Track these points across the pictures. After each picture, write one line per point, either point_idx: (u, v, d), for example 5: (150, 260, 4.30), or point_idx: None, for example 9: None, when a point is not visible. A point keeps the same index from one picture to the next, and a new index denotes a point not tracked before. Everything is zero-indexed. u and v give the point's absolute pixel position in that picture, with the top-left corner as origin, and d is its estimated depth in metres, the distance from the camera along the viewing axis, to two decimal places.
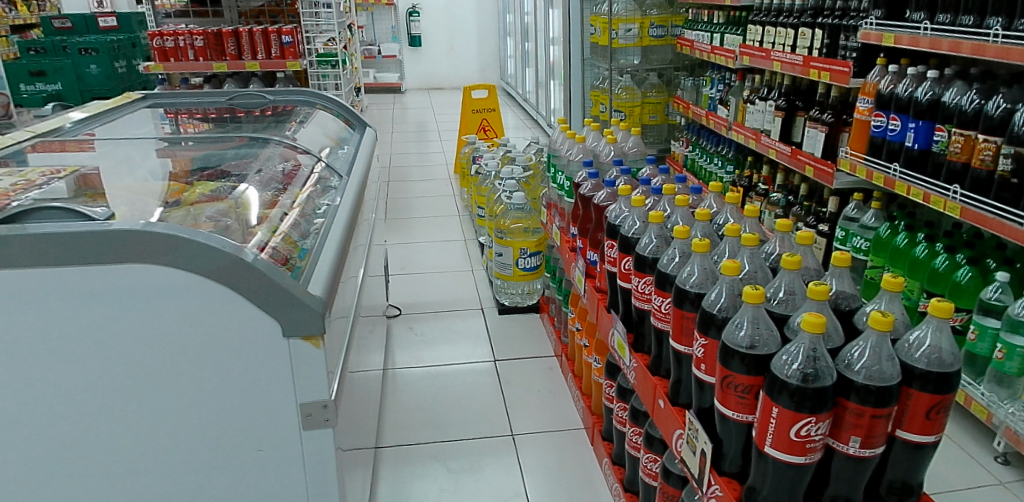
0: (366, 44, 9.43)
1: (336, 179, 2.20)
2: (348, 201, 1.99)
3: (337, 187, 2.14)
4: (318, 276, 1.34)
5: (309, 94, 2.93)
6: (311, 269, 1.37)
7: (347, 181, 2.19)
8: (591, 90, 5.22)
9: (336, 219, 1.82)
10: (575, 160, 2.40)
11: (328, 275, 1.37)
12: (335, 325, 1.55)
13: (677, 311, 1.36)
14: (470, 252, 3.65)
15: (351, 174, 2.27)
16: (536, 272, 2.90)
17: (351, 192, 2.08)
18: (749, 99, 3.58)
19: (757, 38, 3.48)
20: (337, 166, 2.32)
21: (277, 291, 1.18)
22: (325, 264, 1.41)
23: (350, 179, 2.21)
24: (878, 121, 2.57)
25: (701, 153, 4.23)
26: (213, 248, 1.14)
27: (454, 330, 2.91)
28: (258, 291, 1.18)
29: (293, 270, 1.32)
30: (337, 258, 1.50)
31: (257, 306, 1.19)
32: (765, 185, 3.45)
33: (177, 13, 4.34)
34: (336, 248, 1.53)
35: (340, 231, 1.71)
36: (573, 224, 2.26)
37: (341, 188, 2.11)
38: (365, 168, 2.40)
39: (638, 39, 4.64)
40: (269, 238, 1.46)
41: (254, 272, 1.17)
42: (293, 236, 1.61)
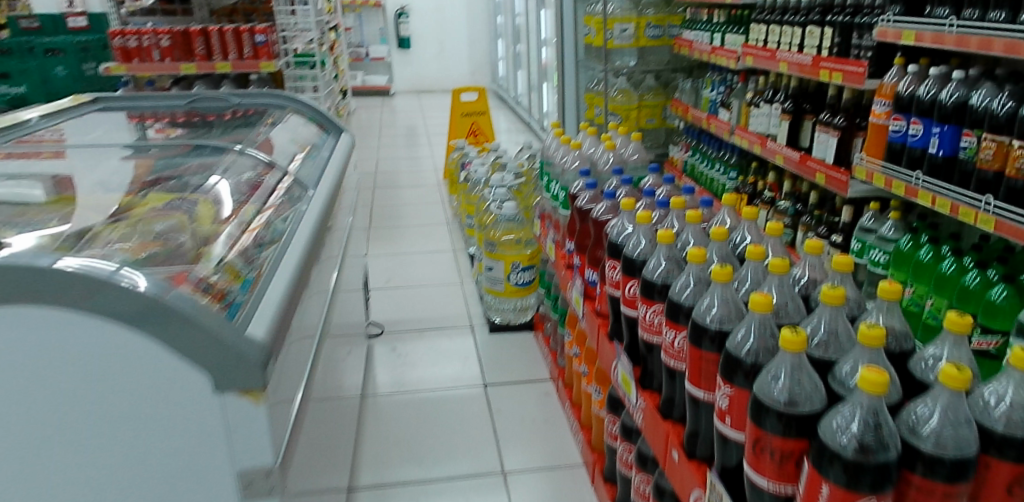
0: (354, 46, 9.21)
1: (303, 190, 1.99)
2: (315, 216, 1.79)
3: (304, 199, 1.93)
4: (261, 314, 1.12)
5: (281, 97, 2.69)
6: (255, 305, 1.15)
7: (316, 193, 1.98)
8: (585, 92, 5.03)
9: (298, 239, 1.61)
10: (570, 169, 2.19)
11: (276, 310, 1.16)
12: (287, 368, 1.33)
13: (695, 351, 1.16)
14: (460, 264, 3.45)
15: (322, 184, 2.06)
16: (530, 288, 2.69)
17: (320, 206, 1.87)
18: (753, 102, 3.40)
19: (760, 38, 3.30)
20: (307, 178, 2.10)
21: (208, 338, 0.98)
22: (272, 298, 1.19)
23: (319, 190, 2.00)
24: (896, 125, 2.39)
25: (703, 158, 4.03)
26: (128, 288, 0.95)
27: (440, 350, 2.70)
28: (183, 337, 0.97)
29: (231, 309, 1.10)
30: (292, 287, 1.29)
31: (185, 356, 0.98)
32: (772, 192, 3.27)
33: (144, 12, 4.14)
34: (289, 278, 1.31)
35: (300, 253, 1.51)
36: (569, 238, 2.05)
37: (308, 202, 1.91)
38: (336, 178, 2.18)
39: (634, 39, 4.46)
40: (208, 270, 1.25)
41: (178, 315, 0.96)
42: (238, 263, 1.40)
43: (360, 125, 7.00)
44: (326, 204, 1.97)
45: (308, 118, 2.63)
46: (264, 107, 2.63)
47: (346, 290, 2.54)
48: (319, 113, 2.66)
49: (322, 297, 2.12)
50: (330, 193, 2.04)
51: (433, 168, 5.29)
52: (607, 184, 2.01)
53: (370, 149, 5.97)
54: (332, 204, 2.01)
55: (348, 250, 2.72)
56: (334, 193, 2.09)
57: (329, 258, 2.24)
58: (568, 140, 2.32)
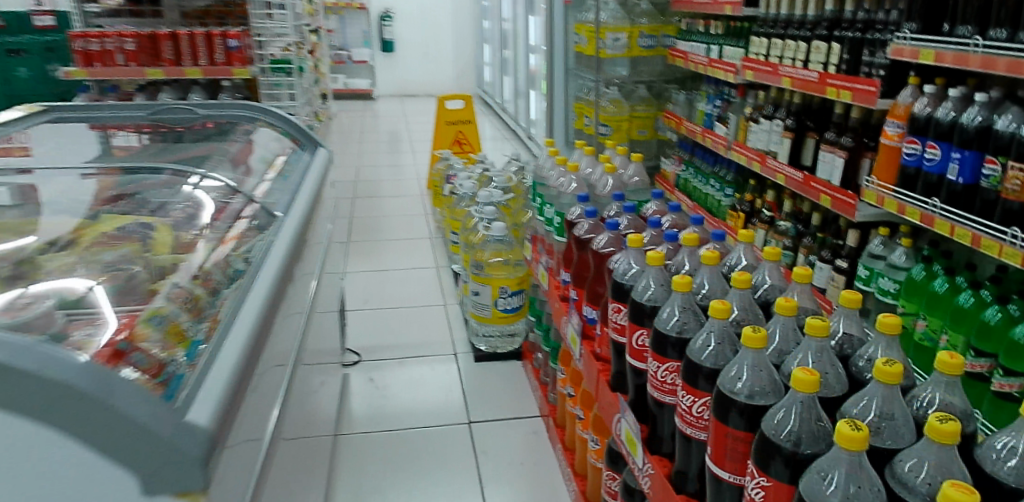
0: (335, 48, 9.00)
1: (272, 218, 1.81)
2: (284, 253, 1.62)
3: (273, 229, 1.76)
4: (208, 392, 0.98)
5: (253, 108, 2.49)
6: (197, 387, 0.99)
7: (286, 222, 1.80)
8: (575, 102, 4.89)
9: (261, 281, 1.44)
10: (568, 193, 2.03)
11: (223, 392, 1.00)
12: (237, 449, 1.17)
13: (719, 426, 1.02)
14: (443, 282, 3.28)
15: (292, 211, 1.89)
16: (519, 313, 2.52)
17: (289, 239, 1.70)
18: (752, 117, 3.27)
19: (762, 51, 3.17)
20: (275, 205, 1.92)
21: (133, 430, 0.82)
22: (222, 372, 1.05)
23: (289, 218, 1.83)
24: (911, 148, 2.26)
25: (697, 172, 3.89)
26: (39, 373, 0.79)
27: (422, 380, 2.52)
28: (104, 430, 0.82)
29: (170, 389, 0.95)
30: (245, 358, 1.13)
31: (128, 456, 0.83)
32: (771, 212, 3.14)
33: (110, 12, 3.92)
34: (244, 343, 1.15)
35: (260, 304, 1.34)
36: (565, 269, 1.89)
37: (278, 233, 1.73)
38: (308, 201, 2.01)
39: (627, 49, 4.32)
40: (150, 337, 1.11)
41: (97, 407, 0.81)
42: (182, 320, 1.24)
43: (340, 129, 6.80)
44: (296, 234, 1.80)
45: (283, 132, 2.44)
46: (235, 117, 2.43)
47: (322, 314, 2.35)
48: (295, 127, 2.47)
49: (295, 325, 1.95)
50: (302, 221, 1.87)
51: (417, 177, 5.11)
52: (606, 212, 1.85)
53: (351, 155, 5.77)
54: (304, 232, 1.84)
55: (326, 269, 2.54)
56: (306, 219, 1.92)
57: (302, 285, 2.06)
58: (564, 161, 2.17)
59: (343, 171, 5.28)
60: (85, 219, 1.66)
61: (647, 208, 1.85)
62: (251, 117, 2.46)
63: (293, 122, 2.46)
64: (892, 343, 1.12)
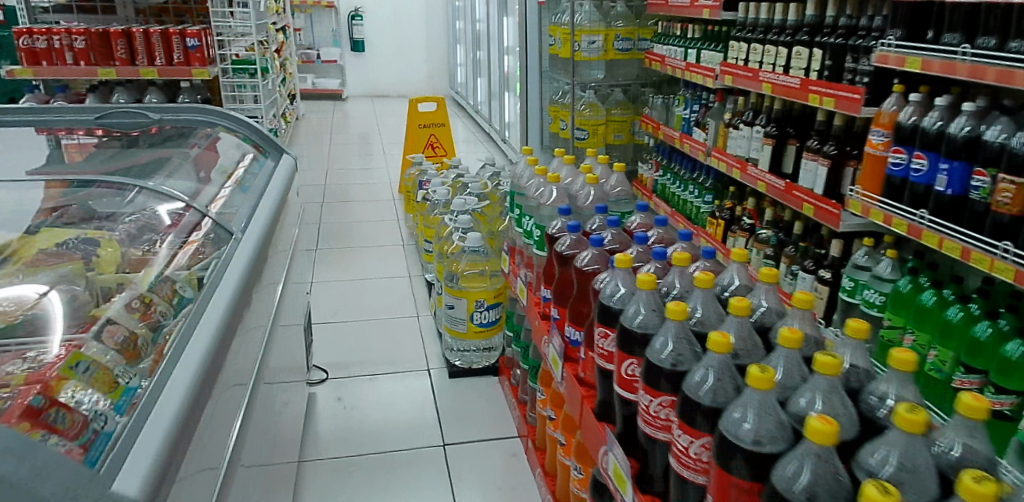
0: (304, 47, 8.82)
1: (229, 231, 1.69)
2: (240, 273, 1.51)
3: (230, 245, 1.64)
4: (143, 444, 0.92)
5: (209, 113, 2.31)
6: (120, 455, 0.91)
7: (243, 238, 1.69)
8: (550, 105, 4.81)
9: (215, 306, 1.33)
10: (548, 204, 1.93)
11: (161, 445, 0.94)
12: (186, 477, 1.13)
13: (721, 474, 0.94)
14: (416, 292, 3.16)
15: (252, 225, 1.77)
16: (495, 328, 2.41)
17: (246, 258, 1.59)
18: (732, 123, 3.21)
19: (741, 56, 3.10)
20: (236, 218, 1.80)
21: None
22: (161, 420, 0.98)
23: (247, 234, 1.71)
24: (898, 158, 2.20)
25: (675, 178, 3.82)
26: None
27: (394, 398, 2.41)
28: None
29: (93, 451, 0.92)
30: (187, 406, 1.03)
31: None
32: (751, 219, 3.09)
33: (58, 8, 3.73)
34: (187, 386, 1.06)
35: (213, 333, 1.23)
36: (546, 285, 1.79)
37: (235, 250, 1.62)
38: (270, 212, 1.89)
39: (602, 52, 4.24)
40: (75, 395, 1.10)
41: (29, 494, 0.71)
42: (114, 365, 1.18)
43: (309, 130, 6.64)
44: (255, 251, 1.68)
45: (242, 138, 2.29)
46: (191, 123, 2.26)
47: (286, 327, 2.23)
48: (256, 133, 2.32)
49: (256, 342, 1.83)
50: (261, 237, 1.75)
51: (389, 181, 4.99)
52: (589, 226, 1.76)
53: (320, 158, 5.62)
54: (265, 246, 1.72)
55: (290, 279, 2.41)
56: (267, 234, 1.80)
57: (264, 299, 1.94)
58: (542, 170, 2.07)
59: (312, 175, 5.13)
60: (24, 234, 1.62)
61: (630, 221, 1.77)
62: (207, 122, 2.29)
63: (253, 127, 2.31)
64: (904, 381, 1.04)
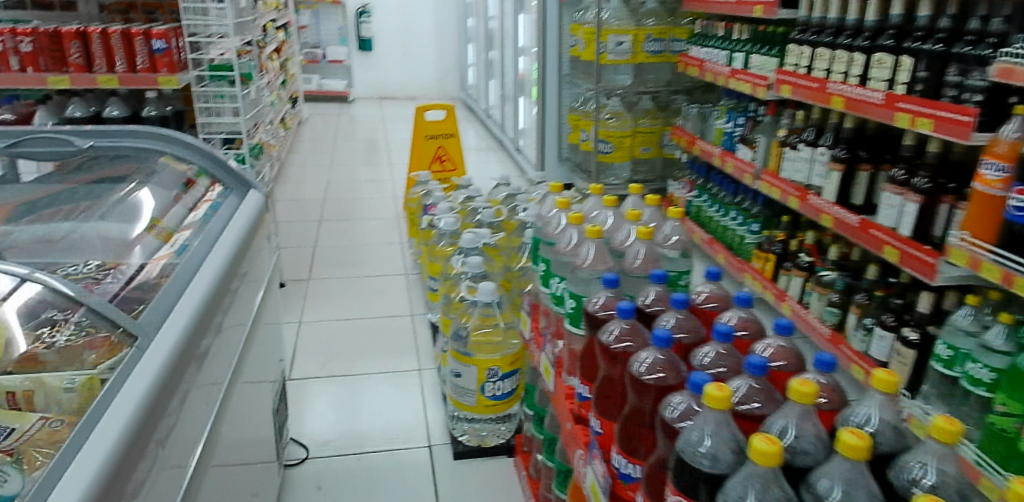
0: (308, 46, 8.39)
1: (172, 278, 1.31)
2: (173, 340, 1.14)
3: (174, 293, 1.27)
4: None
5: (154, 137, 1.72)
6: None
7: (191, 283, 1.32)
8: (572, 113, 4.39)
9: (117, 411, 0.97)
10: (589, 265, 1.46)
11: None
12: None
13: None
14: (419, 337, 2.74)
15: (203, 267, 1.38)
16: (509, 400, 1.98)
17: (188, 315, 1.21)
18: (787, 142, 2.75)
19: (800, 62, 2.66)
20: (187, 264, 1.38)
21: None
22: None
23: (197, 278, 1.33)
24: (1020, 200, 1.72)
25: (713, 201, 3.38)
26: None
27: (387, 483, 1.98)
28: None
29: None
30: None
31: None
32: (810, 257, 2.67)
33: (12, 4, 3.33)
34: None
35: (95, 470, 0.88)
36: (581, 376, 1.34)
37: (177, 302, 1.24)
38: (227, 262, 1.45)
39: (631, 54, 3.81)
40: None
41: None
42: None
43: (312, 135, 6.22)
44: (204, 301, 1.31)
45: (194, 172, 1.74)
46: (133, 155, 1.68)
47: (254, 385, 1.83)
48: (218, 164, 1.77)
49: (203, 423, 1.38)
50: (217, 279, 1.38)
51: (393, 194, 4.57)
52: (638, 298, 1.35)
53: (321, 167, 5.21)
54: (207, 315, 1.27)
55: (263, 327, 1.98)
56: (225, 277, 1.42)
57: (227, 349, 1.57)
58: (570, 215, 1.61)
59: (311, 186, 4.72)
60: None
61: (694, 292, 1.36)
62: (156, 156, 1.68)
63: (211, 154, 1.76)
64: None
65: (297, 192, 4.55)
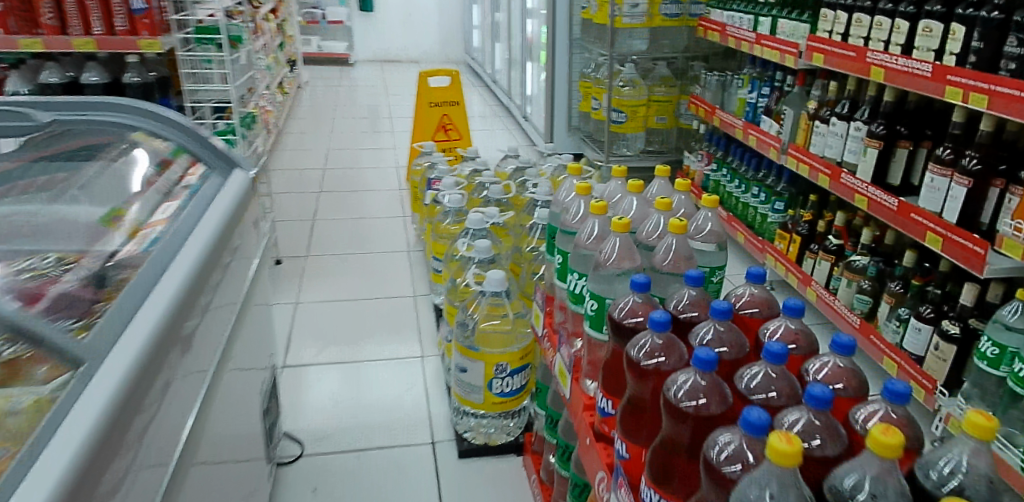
0: (307, 7, 8.10)
1: (146, 267, 1.18)
2: (144, 338, 1.01)
3: (147, 283, 1.14)
4: None
5: (128, 110, 1.53)
6: None
7: (168, 272, 1.19)
8: (583, 80, 4.20)
9: (75, 421, 0.83)
10: (614, 262, 1.26)
11: None
12: None
13: None
14: (422, 320, 2.60)
15: (175, 262, 1.22)
16: (519, 398, 1.84)
17: (161, 309, 1.09)
18: (819, 116, 2.56)
19: (829, 27, 2.51)
20: (159, 260, 1.21)
21: None
22: None
23: (173, 266, 1.20)
24: None
25: (733, 177, 3.19)
26: None
27: (387, 485, 1.85)
28: None
29: None
30: None
31: None
32: (838, 239, 2.53)
33: None
34: None
35: None
36: (604, 387, 1.18)
37: (151, 294, 1.12)
38: (203, 252, 1.29)
39: (647, 18, 3.60)
40: None
41: None
42: None
43: (312, 100, 6.01)
44: (179, 296, 1.17)
45: (170, 149, 1.56)
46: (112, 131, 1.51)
47: (246, 374, 1.69)
48: (198, 141, 1.60)
49: (186, 427, 1.24)
50: (197, 267, 1.25)
51: (396, 164, 4.40)
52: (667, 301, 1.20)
53: (321, 134, 5.02)
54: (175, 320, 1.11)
55: (254, 315, 1.84)
56: (205, 266, 1.29)
57: (215, 327, 1.44)
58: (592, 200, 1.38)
59: (310, 155, 4.54)
60: None
61: (733, 295, 1.20)
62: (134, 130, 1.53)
63: (189, 129, 1.59)
64: None
65: (295, 161, 4.38)
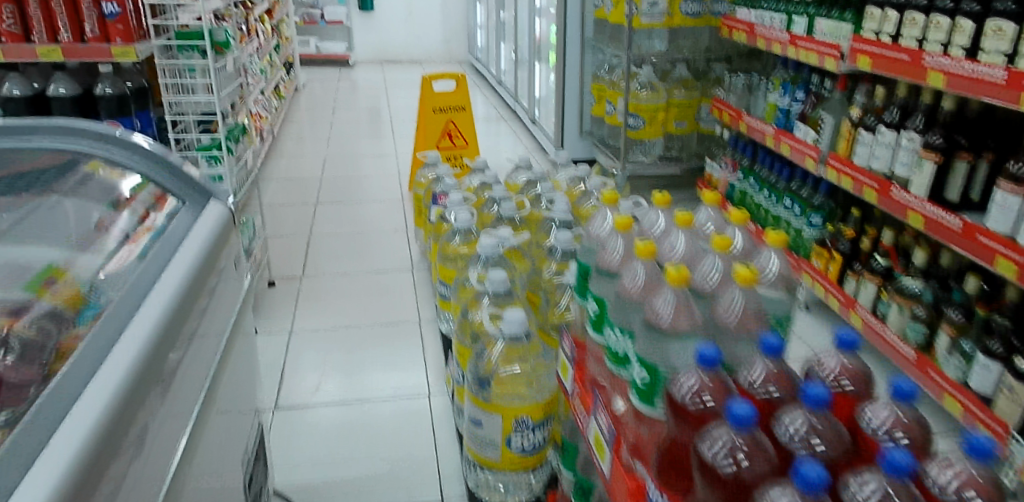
0: (305, 6, 7.86)
1: (108, 316, 0.99)
2: (103, 402, 0.82)
3: (109, 335, 0.95)
4: None
5: (79, 132, 1.28)
6: None
7: (135, 317, 0.99)
8: (597, 82, 3.98)
9: None
10: (669, 322, 1.02)
11: None
12: None
13: None
14: (428, 352, 2.39)
15: (135, 321, 0.98)
16: (541, 454, 1.61)
17: (127, 363, 0.89)
18: (863, 123, 2.33)
19: (877, 27, 2.27)
20: (113, 322, 0.98)
21: None
22: None
23: (142, 310, 1.01)
24: None
25: (762, 187, 2.96)
26: None
27: None
28: None
29: None
30: None
31: None
32: (886, 259, 2.30)
33: None
34: None
35: None
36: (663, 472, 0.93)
37: (113, 346, 0.92)
38: (169, 299, 1.05)
39: (665, 17, 3.41)
40: None
41: None
42: None
43: (310, 103, 5.78)
44: (142, 358, 0.93)
45: (133, 181, 1.31)
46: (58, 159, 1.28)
47: (232, 414, 1.47)
48: (168, 171, 1.33)
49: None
50: (172, 308, 1.05)
51: (398, 171, 4.17)
52: (734, 373, 0.97)
53: (320, 139, 4.81)
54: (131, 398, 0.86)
55: (239, 355, 1.62)
56: (175, 313, 1.05)
57: (204, 371, 1.25)
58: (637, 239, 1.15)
59: (309, 162, 4.33)
60: None
61: (817, 365, 0.98)
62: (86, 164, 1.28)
63: (156, 157, 1.32)
64: None
65: (292, 170, 4.16)
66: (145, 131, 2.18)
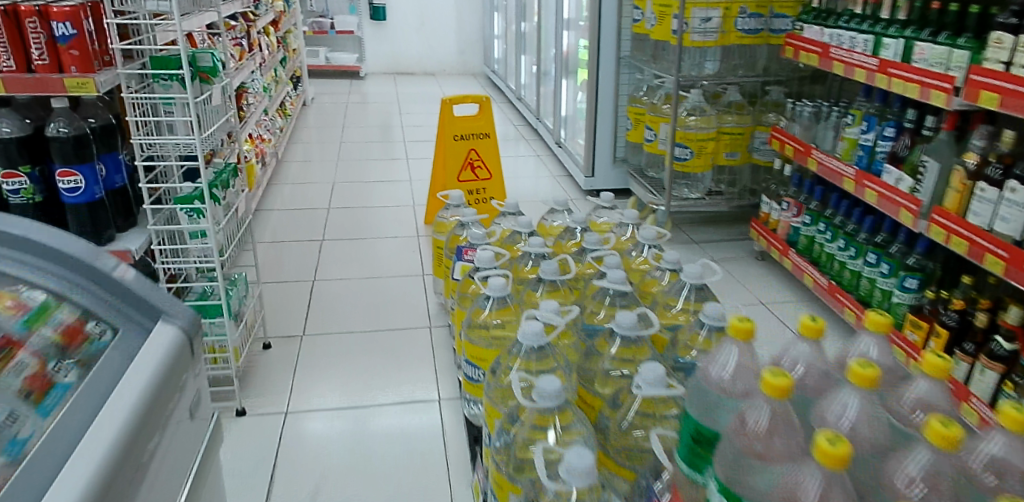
0: (314, 15, 7.49)
1: (80, 395, 0.88)
2: None
3: (69, 439, 0.81)
4: None
5: None
6: None
7: (102, 414, 0.85)
8: (635, 105, 3.59)
9: None
10: None
11: None
12: None
13: None
14: (452, 440, 2.01)
15: (77, 456, 0.79)
16: None
17: (102, 453, 0.80)
18: (985, 175, 1.93)
19: (1003, 57, 1.85)
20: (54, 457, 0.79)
21: None
22: None
23: (123, 382, 0.90)
24: None
25: (836, 235, 2.59)
26: None
27: None
28: None
29: None
30: None
31: None
32: (1010, 343, 1.89)
33: None
34: None
35: None
36: None
37: (63, 469, 0.77)
38: (124, 416, 0.86)
39: (720, 34, 3.01)
40: None
41: None
42: None
43: (319, 120, 5.41)
44: None
45: (31, 310, 0.97)
46: None
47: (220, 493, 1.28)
48: (82, 275, 1.00)
49: None
50: (133, 421, 0.87)
51: (413, 201, 3.79)
52: None
53: (328, 161, 4.44)
54: None
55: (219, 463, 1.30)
56: (129, 439, 0.85)
57: (193, 460, 1.07)
58: (818, 434, 0.83)
59: (315, 188, 3.96)
60: None
61: None
62: None
63: (65, 260, 1.00)
64: None
65: (297, 198, 3.79)
66: (111, 178, 1.80)
